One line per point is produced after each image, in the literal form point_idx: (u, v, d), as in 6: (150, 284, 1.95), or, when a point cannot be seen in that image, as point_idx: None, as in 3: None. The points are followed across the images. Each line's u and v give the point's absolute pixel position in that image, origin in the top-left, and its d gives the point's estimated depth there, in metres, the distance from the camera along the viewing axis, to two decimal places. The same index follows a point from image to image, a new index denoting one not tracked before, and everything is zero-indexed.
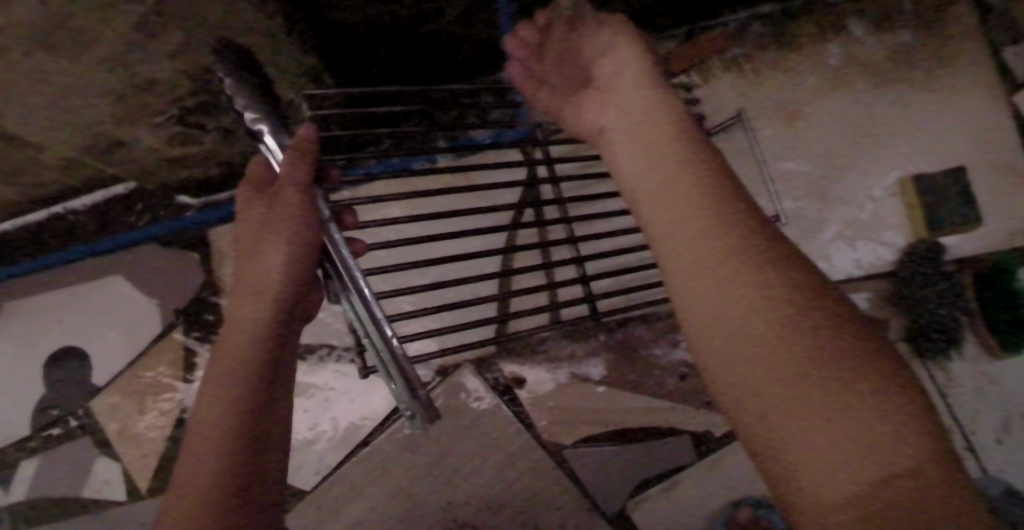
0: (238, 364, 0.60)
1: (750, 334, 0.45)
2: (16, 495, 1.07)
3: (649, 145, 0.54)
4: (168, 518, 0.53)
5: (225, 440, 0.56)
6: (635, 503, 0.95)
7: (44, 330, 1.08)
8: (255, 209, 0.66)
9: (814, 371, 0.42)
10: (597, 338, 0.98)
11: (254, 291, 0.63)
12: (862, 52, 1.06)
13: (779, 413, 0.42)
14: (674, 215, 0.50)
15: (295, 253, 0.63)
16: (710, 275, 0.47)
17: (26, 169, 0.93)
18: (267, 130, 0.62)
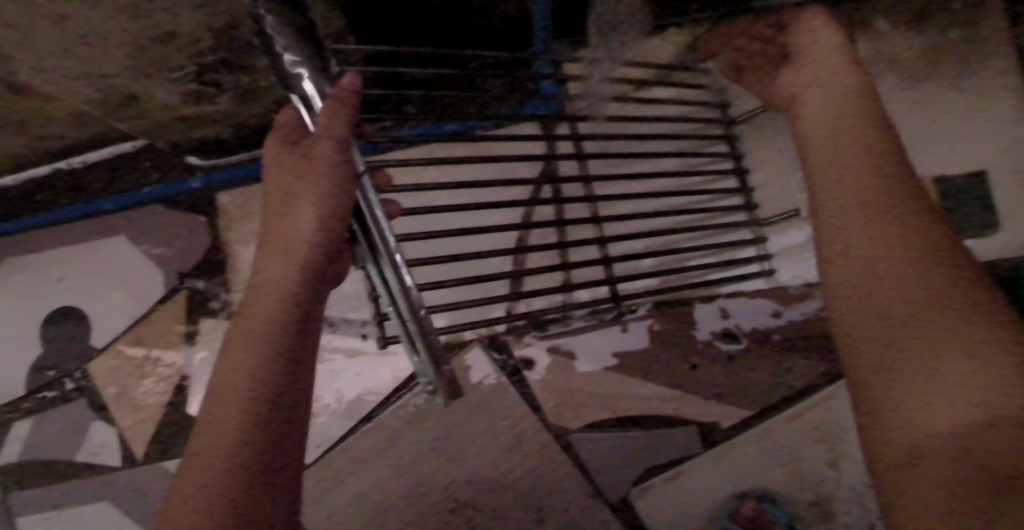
0: (261, 323, 0.59)
1: (889, 297, 0.49)
2: (8, 455, 1.06)
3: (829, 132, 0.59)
4: (188, 478, 0.53)
5: (247, 401, 0.55)
6: (640, 491, 0.93)
7: (45, 289, 1.07)
8: (288, 164, 0.64)
9: (943, 332, 0.46)
10: (611, 323, 0.97)
11: (282, 249, 0.62)
12: (892, 50, 1.05)
13: (899, 343, 0.47)
14: (845, 192, 0.55)
15: (326, 209, 0.61)
16: (867, 244, 0.52)
17: (36, 119, 0.91)
18: (306, 75, 0.59)
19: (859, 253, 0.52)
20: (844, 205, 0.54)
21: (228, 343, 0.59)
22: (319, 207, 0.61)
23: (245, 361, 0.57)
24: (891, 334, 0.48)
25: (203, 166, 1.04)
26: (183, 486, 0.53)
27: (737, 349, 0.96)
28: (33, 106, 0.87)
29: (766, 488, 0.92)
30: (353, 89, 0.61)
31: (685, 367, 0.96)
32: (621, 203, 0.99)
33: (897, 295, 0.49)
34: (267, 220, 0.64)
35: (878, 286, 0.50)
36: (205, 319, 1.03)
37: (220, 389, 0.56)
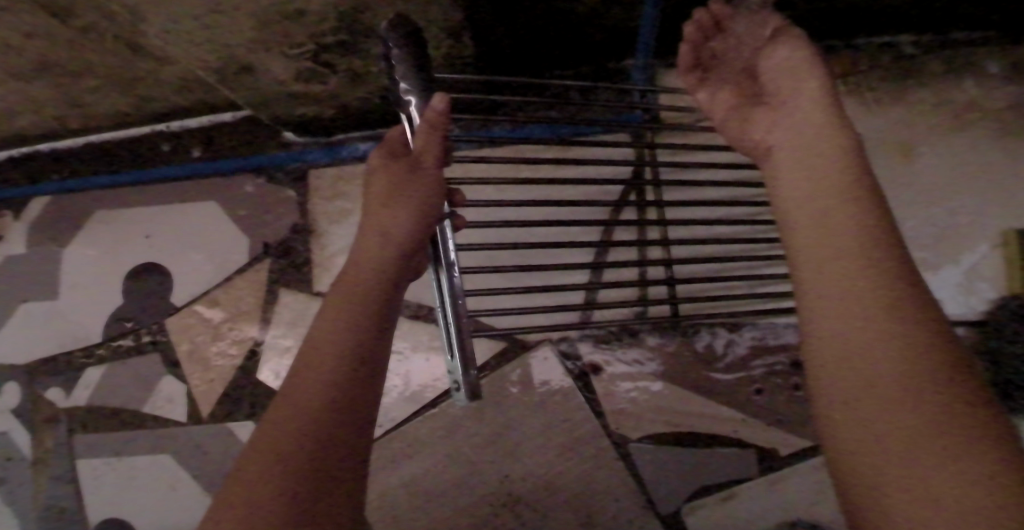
0: (352, 304, 0.61)
1: (857, 348, 0.45)
2: (77, 399, 1.10)
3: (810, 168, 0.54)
4: (267, 424, 0.55)
5: (334, 362, 0.58)
6: (690, 508, 0.94)
7: (131, 242, 1.11)
8: (391, 166, 0.69)
9: (911, 400, 0.42)
10: (671, 346, 0.98)
11: (375, 235, 0.66)
12: (987, 98, 1.04)
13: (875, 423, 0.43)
14: (823, 228, 0.51)
15: (415, 212, 0.66)
16: (829, 289, 0.48)
17: (147, 80, 0.95)
18: (413, 101, 0.68)
19: (839, 287, 0.48)
20: (826, 240, 0.50)
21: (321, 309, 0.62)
22: (415, 206, 0.66)
23: (336, 337, 0.59)
24: (862, 402, 0.44)
25: (297, 142, 1.09)
26: (261, 431, 0.55)
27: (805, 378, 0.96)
28: (148, 67, 0.91)
29: (816, 519, 0.92)
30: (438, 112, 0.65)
31: (750, 392, 0.96)
32: (692, 228, 0.99)
33: (861, 356, 0.45)
34: (366, 206, 0.69)
35: (843, 336, 0.46)
36: (283, 289, 1.06)
37: (299, 374, 0.58)
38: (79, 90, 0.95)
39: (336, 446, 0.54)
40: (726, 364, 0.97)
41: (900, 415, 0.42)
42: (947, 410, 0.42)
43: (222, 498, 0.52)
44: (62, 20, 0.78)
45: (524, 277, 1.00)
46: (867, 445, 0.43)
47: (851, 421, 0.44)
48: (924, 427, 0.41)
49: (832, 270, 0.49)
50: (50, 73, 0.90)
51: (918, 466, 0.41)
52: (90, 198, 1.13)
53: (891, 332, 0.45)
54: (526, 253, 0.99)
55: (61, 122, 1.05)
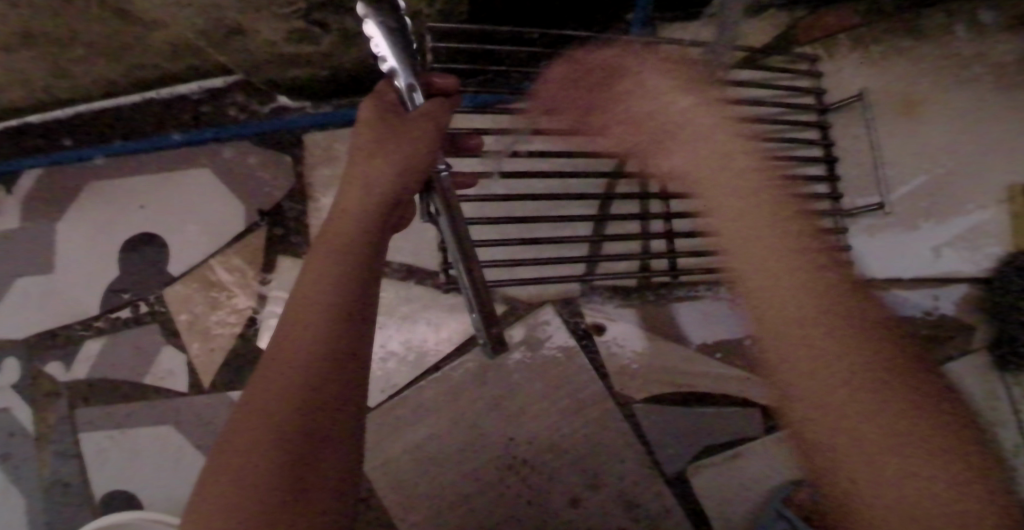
0: (338, 258, 0.60)
1: (817, 361, 0.48)
2: (77, 373, 1.09)
3: (745, 222, 0.55)
4: (259, 383, 0.55)
5: (324, 320, 0.57)
6: (695, 467, 0.94)
7: (126, 213, 1.09)
8: (376, 118, 0.66)
9: (871, 434, 0.46)
10: (677, 300, 0.97)
11: (362, 188, 0.64)
12: (991, 50, 1.02)
13: (883, 467, 0.45)
14: (760, 259, 0.53)
15: (408, 164, 0.64)
16: (788, 344, 0.49)
17: (136, 46, 0.92)
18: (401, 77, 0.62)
19: (797, 342, 0.49)
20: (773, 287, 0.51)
21: (308, 266, 0.60)
22: (406, 156, 0.64)
23: (325, 293, 0.58)
24: (861, 446, 0.46)
25: (290, 107, 1.07)
26: (252, 391, 0.55)
27: None
28: (136, 32, 0.88)
29: None
30: (443, 86, 0.66)
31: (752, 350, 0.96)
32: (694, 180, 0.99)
33: (858, 410, 0.46)
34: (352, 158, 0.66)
35: (813, 383, 0.48)
36: (281, 257, 1.05)
37: (288, 328, 0.57)
38: (67, 59, 0.92)
39: (329, 406, 0.55)
40: (694, 326, 0.96)
41: (876, 419, 0.46)
42: (917, 419, 0.46)
43: (222, 456, 0.52)
44: None
45: (522, 231, 0.99)
46: (852, 457, 0.46)
47: (860, 480, 0.46)
48: (891, 434, 0.46)
49: (784, 311, 0.50)
50: (34, 40, 0.87)
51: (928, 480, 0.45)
52: (84, 170, 1.11)
53: (858, 380, 0.47)
54: (521, 208, 0.99)
55: (48, 93, 1.02)
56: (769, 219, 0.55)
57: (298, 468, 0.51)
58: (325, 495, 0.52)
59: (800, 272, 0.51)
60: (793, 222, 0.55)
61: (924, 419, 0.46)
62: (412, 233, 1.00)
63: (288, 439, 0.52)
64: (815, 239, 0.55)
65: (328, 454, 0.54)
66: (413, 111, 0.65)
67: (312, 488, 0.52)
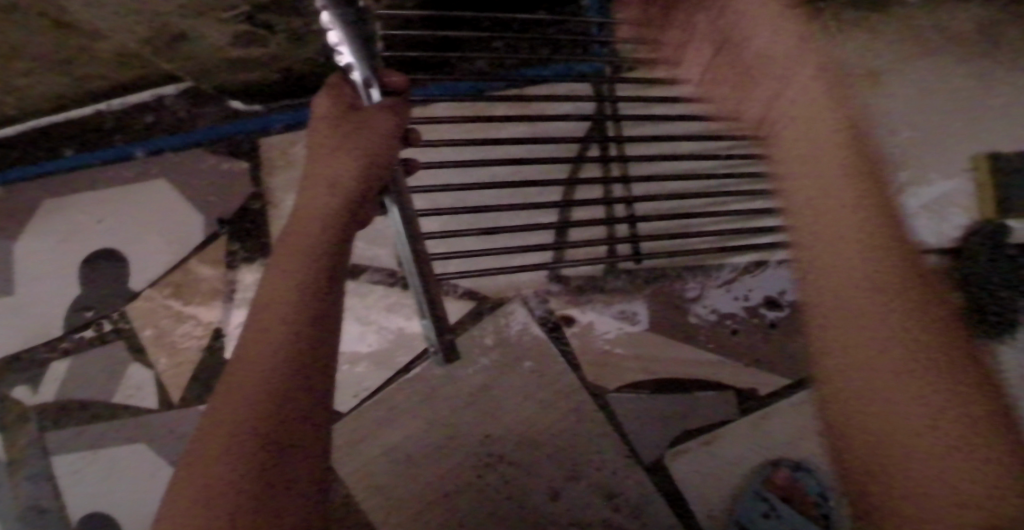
0: (299, 260, 0.59)
1: (859, 330, 0.43)
2: (44, 395, 1.07)
3: (808, 176, 0.49)
4: (222, 393, 0.53)
5: (286, 324, 0.55)
6: (673, 454, 0.93)
7: (84, 229, 1.07)
8: (334, 119, 0.65)
9: (890, 371, 0.41)
10: (645, 284, 0.96)
11: (320, 188, 0.63)
12: (947, 20, 1.02)
13: (893, 407, 0.40)
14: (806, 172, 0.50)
15: (365, 162, 0.63)
16: (823, 256, 0.46)
17: (79, 59, 0.90)
18: (359, 74, 0.59)
19: (835, 238, 0.46)
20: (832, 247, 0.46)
21: (269, 271, 0.59)
22: (363, 154, 0.63)
23: (286, 297, 0.56)
24: (872, 373, 0.41)
25: (246, 110, 1.05)
26: (217, 400, 0.53)
27: (779, 316, 0.96)
28: (77, 44, 0.86)
29: (800, 456, 0.92)
30: (396, 86, 0.64)
31: (724, 332, 0.96)
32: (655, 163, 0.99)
33: (881, 338, 0.42)
34: (310, 158, 0.66)
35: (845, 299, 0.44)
36: (244, 265, 1.03)
37: (252, 334, 0.56)
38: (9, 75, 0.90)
39: (295, 410, 0.53)
40: (697, 305, 0.96)
41: (905, 381, 0.40)
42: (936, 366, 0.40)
43: (188, 471, 0.50)
44: None
45: (487, 222, 0.98)
46: (883, 427, 0.40)
47: (853, 400, 0.41)
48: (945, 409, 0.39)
49: (817, 226, 0.47)
50: None
51: (950, 434, 0.38)
52: (40, 187, 1.08)
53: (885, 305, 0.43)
54: (484, 198, 0.98)
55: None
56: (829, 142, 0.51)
57: (264, 473, 0.49)
58: (293, 500, 0.50)
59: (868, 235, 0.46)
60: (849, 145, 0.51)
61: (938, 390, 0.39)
62: (371, 239, 0.99)
63: (252, 445, 0.50)
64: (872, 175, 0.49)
65: (295, 458, 0.52)
66: (371, 104, 0.62)
67: (279, 494, 0.49)
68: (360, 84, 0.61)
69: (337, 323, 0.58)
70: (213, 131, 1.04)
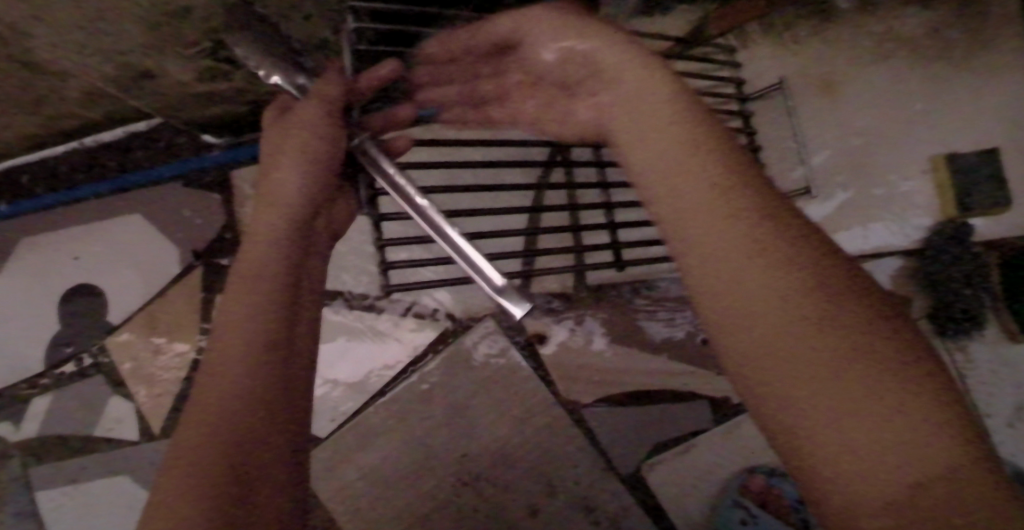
0: (249, 284, 0.58)
1: (780, 358, 0.42)
2: (26, 431, 1.07)
3: (672, 187, 0.48)
4: (188, 417, 0.54)
5: (247, 343, 0.56)
6: (650, 465, 0.94)
7: (62, 266, 1.08)
8: (284, 130, 0.64)
9: (834, 378, 0.40)
10: (613, 293, 0.98)
11: (270, 204, 0.62)
12: (902, 26, 1.04)
13: (823, 420, 0.40)
14: (683, 192, 0.47)
15: (312, 172, 0.64)
16: (730, 277, 0.45)
17: (47, 99, 0.90)
18: (286, 74, 0.65)
19: (724, 246, 0.45)
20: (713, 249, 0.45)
21: (226, 291, 0.59)
22: (304, 165, 0.63)
23: (247, 318, 0.57)
24: (804, 386, 0.41)
25: (217, 144, 1.05)
26: (182, 426, 0.53)
27: None
28: (43, 85, 0.86)
29: (773, 461, 0.93)
30: (388, 77, 0.68)
31: (695, 342, 0.97)
32: (631, 171, 0.97)
33: (801, 350, 0.41)
34: (260, 171, 0.65)
35: (761, 309, 0.43)
36: (219, 295, 1.05)
37: (212, 358, 0.56)
38: None
39: (262, 434, 0.53)
40: (667, 319, 0.98)
41: (837, 394, 0.40)
42: (861, 365, 0.40)
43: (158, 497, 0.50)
44: None
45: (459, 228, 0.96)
46: (833, 453, 0.39)
47: (796, 424, 0.41)
48: (861, 392, 0.40)
49: (723, 234, 0.45)
50: None
51: (882, 435, 0.39)
52: (13, 226, 1.09)
53: (795, 312, 0.42)
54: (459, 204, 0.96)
55: None
56: (686, 135, 0.49)
57: (238, 492, 0.50)
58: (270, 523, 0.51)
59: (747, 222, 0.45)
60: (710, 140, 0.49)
61: (883, 383, 0.40)
62: (349, 260, 0.99)
63: (220, 478, 0.50)
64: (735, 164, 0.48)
65: (269, 482, 0.53)
66: (303, 96, 0.66)
67: (259, 518, 0.51)
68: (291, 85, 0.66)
69: (298, 341, 0.59)
70: (161, 171, 1.05)
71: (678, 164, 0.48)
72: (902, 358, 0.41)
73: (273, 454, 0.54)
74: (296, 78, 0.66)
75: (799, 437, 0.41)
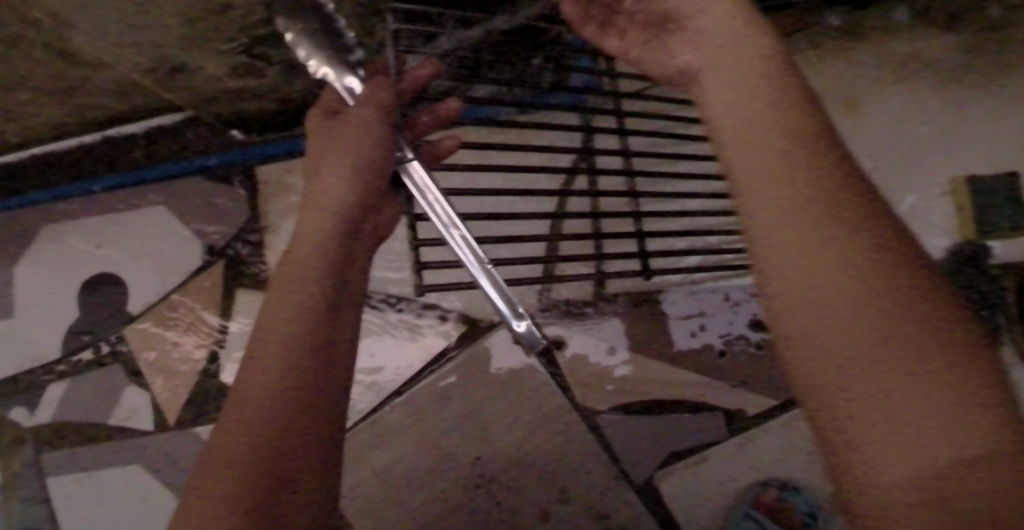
0: (292, 283, 0.59)
1: (840, 351, 0.40)
2: (41, 417, 1.07)
3: (754, 158, 0.46)
4: (225, 410, 0.54)
5: (288, 342, 0.56)
6: (663, 474, 0.94)
7: (84, 255, 1.09)
8: (331, 132, 0.65)
9: (890, 377, 0.39)
10: (637, 303, 0.98)
11: (314, 207, 0.63)
12: (926, 47, 1.04)
13: (870, 418, 0.39)
14: (760, 165, 0.46)
15: (359, 174, 0.63)
16: (791, 260, 0.43)
17: (80, 90, 0.91)
18: (333, 73, 0.65)
19: (792, 226, 0.44)
20: (768, 210, 0.45)
21: (271, 289, 0.60)
22: (350, 166, 0.63)
23: (289, 318, 0.57)
24: (856, 384, 0.40)
25: (246, 141, 1.06)
26: (220, 418, 0.54)
27: (764, 337, 0.97)
28: (77, 76, 0.87)
29: (786, 476, 0.94)
30: (430, 77, 0.70)
31: (712, 354, 0.97)
32: (661, 186, 0.97)
33: (864, 344, 0.40)
34: (308, 173, 0.66)
35: (824, 299, 0.42)
36: (240, 289, 1.06)
37: (253, 354, 0.56)
38: (10, 106, 0.91)
39: (295, 431, 0.54)
40: (687, 331, 0.97)
41: (893, 394, 0.39)
42: (920, 373, 0.39)
43: (195, 483, 0.51)
44: None
45: (489, 231, 0.97)
46: (873, 451, 0.38)
47: (841, 422, 0.40)
48: (915, 400, 0.38)
49: (793, 218, 0.44)
50: None
51: (927, 440, 0.37)
52: (38, 213, 1.10)
53: (862, 308, 0.41)
54: (490, 207, 0.97)
55: None
56: (773, 110, 0.47)
57: (271, 485, 0.51)
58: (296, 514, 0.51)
59: (818, 188, 0.44)
60: (798, 121, 0.47)
61: (940, 394, 0.38)
62: (383, 263, 1.00)
63: (249, 471, 0.51)
64: (823, 150, 0.46)
65: (297, 478, 0.53)
66: (353, 101, 0.66)
67: (286, 512, 0.51)
68: (339, 83, 0.66)
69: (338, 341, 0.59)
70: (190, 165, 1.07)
71: (761, 140, 0.46)
72: (970, 379, 0.38)
73: (304, 450, 0.54)
74: (345, 78, 0.66)
75: (844, 433, 0.40)
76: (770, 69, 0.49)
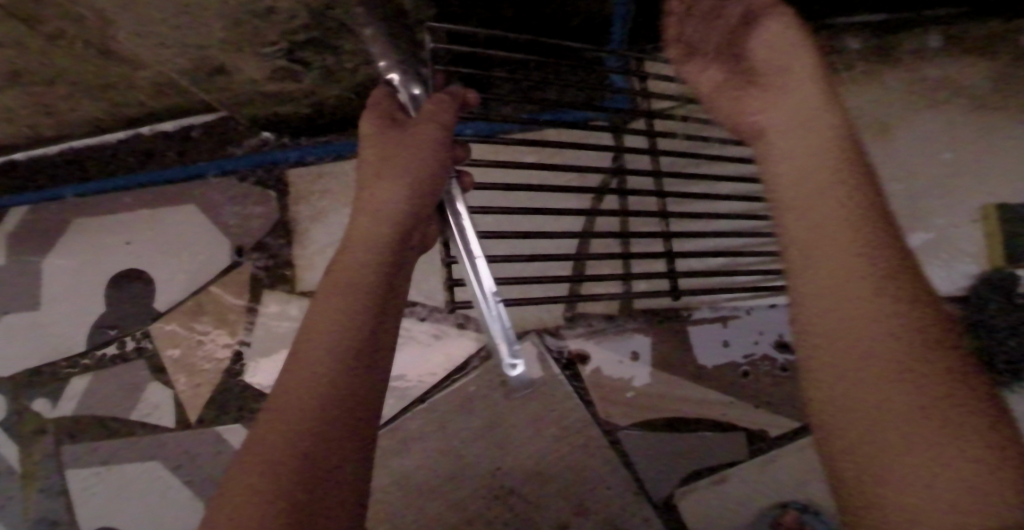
0: (343, 291, 0.60)
1: (872, 393, 0.44)
2: (63, 409, 1.08)
3: (803, 215, 0.52)
4: (269, 414, 0.55)
5: (338, 350, 0.57)
6: (683, 493, 0.94)
7: (112, 250, 1.10)
8: (388, 141, 0.64)
9: (920, 426, 0.42)
10: (664, 323, 0.98)
11: (371, 215, 0.64)
12: (960, 73, 1.04)
13: (900, 455, 0.42)
14: (807, 223, 0.52)
15: (417, 186, 0.63)
16: (829, 309, 0.48)
17: (119, 87, 0.92)
18: (400, 79, 0.66)
19: (829, 279, 0.49)
20: (813, 264, 0.50)
21: (319, 297, 0.60)
22: (410, 177, 0.63)
23: (336, 326, 0.58)
24: (888, 426, 0.43)
25: (275, 142, 1.10)
26: (263, 422, 0.54)
27: (790, 359, 0.96)
28: (117, 73, 0.88)
29: (808, 499, 0.92)
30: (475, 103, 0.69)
31: (737, 374, 0.97)
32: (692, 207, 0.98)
33: (893, 391, 0.44)
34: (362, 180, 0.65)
35: (862, 346, 0.46)
36: (267, 291, 1.06)
37: (299, 359, 0.57)
38: (50, 100, 0.92)
39: (336, 437, 0.54)
40: (712, 349, 0.97)
41: (923, 439, 0.42)
42: (942, 425, 0.42)
43: (234, 485, 0.51)
44: (27, 29, 0.74)
45: (519, 247, 0.98)
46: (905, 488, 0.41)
47: (878, 460, 0.42)
48: (941, 448, 0.41)
49: (831, 272, 0.49)
50: (14, 83, 0.86)
51: (952, 485, 0.40)
52: (68, 207, 1.12)
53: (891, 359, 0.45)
54: (521, 224, 0.98)
55: (33, 130, 1.03)
56: (821, 176, 0.53)
57: (309, 493, 0.51)
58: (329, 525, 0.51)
59: (858, 249, 0.49)
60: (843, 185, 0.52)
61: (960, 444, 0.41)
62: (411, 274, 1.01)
63: (289, 476, 0.51)
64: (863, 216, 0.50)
65: (336, 488, 0.52)
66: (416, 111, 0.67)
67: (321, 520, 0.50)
68: (404, 91, 0.66)
69: (382, 347, 0.60)
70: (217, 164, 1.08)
71: (810, 201, 0.52)
72: (985, 434, 0.41)
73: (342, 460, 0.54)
74: (411, 88, 0.66)
75: (879, 467, 0.42)
76: (816, 137, 0.55)
